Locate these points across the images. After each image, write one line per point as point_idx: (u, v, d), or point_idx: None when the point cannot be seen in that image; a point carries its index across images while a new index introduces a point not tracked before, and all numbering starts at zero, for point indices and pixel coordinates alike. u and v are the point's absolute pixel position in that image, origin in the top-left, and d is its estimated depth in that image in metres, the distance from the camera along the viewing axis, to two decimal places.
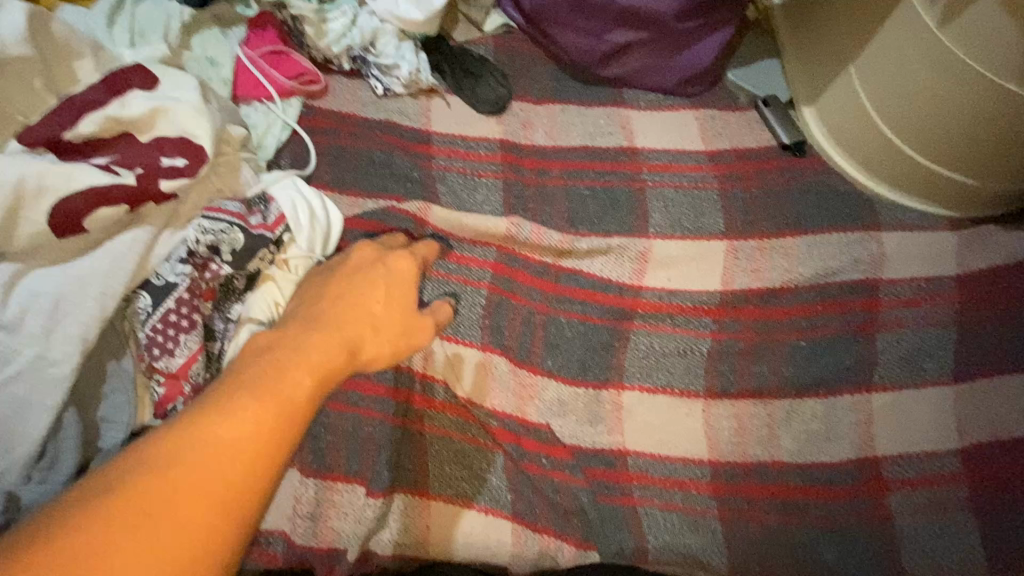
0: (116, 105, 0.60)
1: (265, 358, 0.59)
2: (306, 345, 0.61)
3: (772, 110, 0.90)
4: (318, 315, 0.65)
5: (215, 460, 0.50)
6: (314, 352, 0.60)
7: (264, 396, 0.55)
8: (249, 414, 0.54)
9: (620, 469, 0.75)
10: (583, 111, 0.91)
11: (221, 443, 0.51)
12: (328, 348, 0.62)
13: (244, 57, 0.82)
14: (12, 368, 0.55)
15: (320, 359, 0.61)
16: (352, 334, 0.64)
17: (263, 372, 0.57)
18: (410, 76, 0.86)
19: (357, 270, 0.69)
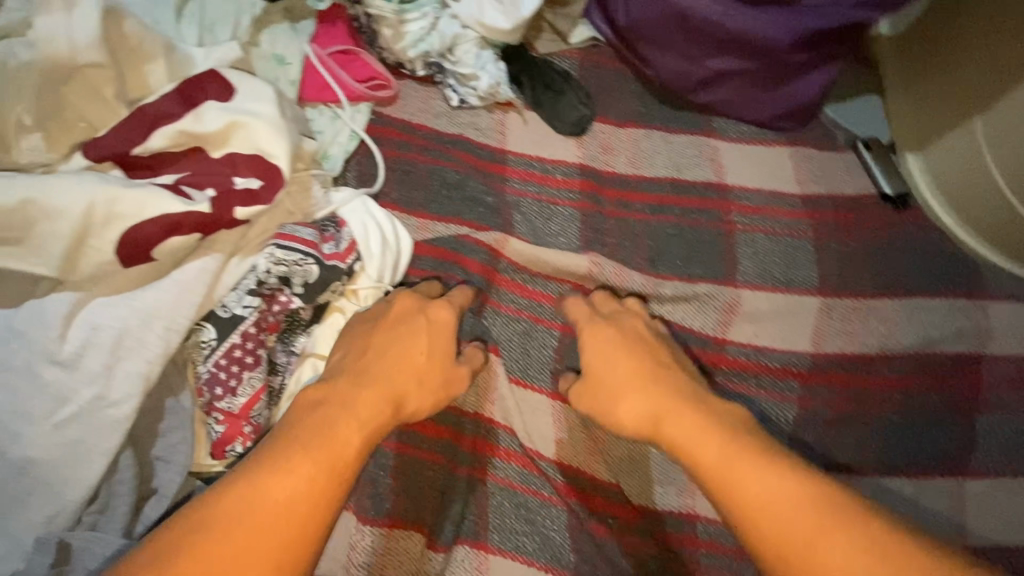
0: (191, 118, 0.55)
1: (312, 417, 0.54)
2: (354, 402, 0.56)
3: (873, 153, 0.83)
4: (362, 366, 0.60)
5: (267, 522, 0.46)
6: (363, 408, 0.55)
7: (312, 458, 0.50)
8: (302, 472, 0.49)
9: (688, 533, 0.72)
10: (669, 138, 0.84)
11: (278, 502, 0.47)
12: (380, 408, 0.57)
13: (314, 57, 0.75)
14: (68, 409, 0.50)
15: (368, 419, 0.55)
16: (398, 386, 0.59)
17: (312, 434, 0.52)
18: (489, 88, 0.79)
19: (403, 321, 0.63)
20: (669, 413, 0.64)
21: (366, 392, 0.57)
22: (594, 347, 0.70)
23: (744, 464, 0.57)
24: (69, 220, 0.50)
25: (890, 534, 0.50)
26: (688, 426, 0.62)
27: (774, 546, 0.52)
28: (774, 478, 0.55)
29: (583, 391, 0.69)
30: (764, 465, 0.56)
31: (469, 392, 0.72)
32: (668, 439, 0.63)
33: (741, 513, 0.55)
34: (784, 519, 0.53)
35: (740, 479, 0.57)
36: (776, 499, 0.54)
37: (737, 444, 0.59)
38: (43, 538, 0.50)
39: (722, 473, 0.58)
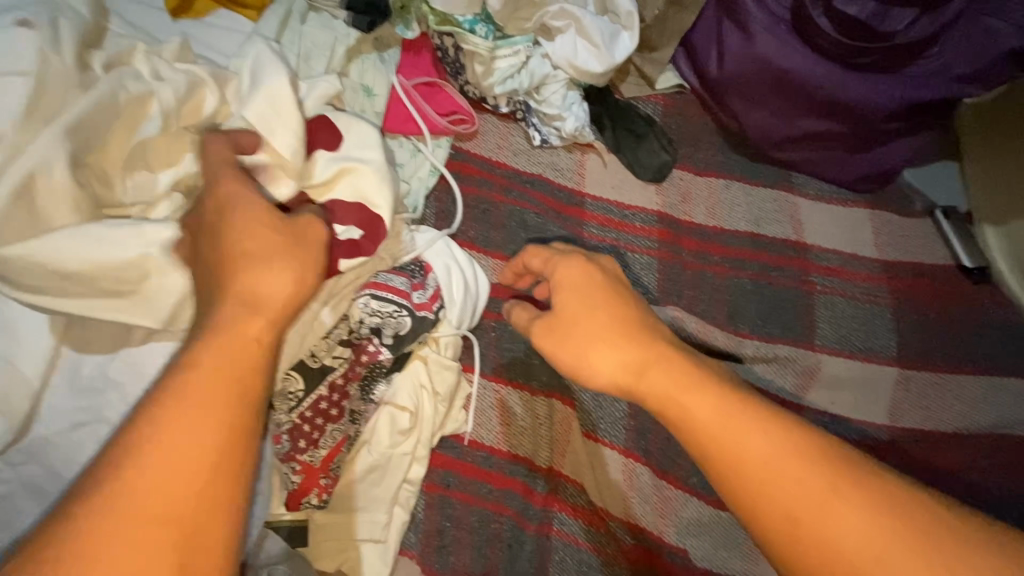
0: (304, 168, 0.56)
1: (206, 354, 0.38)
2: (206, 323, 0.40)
3: (952, 223, 0.82)
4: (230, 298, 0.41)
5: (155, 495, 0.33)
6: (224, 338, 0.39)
7: (222, 400, 0.36)
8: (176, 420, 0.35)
9: None
10: (749, 191, 0.82)
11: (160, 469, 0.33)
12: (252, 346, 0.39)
13: (401, 88, 0.72)
14: None
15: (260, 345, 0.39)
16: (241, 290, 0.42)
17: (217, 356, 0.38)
18: (574, 131, 0.78)
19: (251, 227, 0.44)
20: (652, 370, 0.42)
21: (248, 321, 0.40)
22: (565, 297, 0.48)
23: (732, 415, 0.38)
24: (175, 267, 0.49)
25: (907, 497, 0.33)
26: (669, 376, 0.42)
27: (774, 522, 0.35)
28: (776, 441, 0.36)
29: (559, 344, 0.48)
30: (768, 419, 0.37)
31: (542, 444, 0.69)
32: (657, 400, 0.42)
33: (740, 491, 0.36)
34: (791, 488, 0.34)
35: (738, 439, 0.37)
36: (780, 457, 0.35)
37: (737, 400, 0.39)
38: None
39: (717, 436, 0.38)
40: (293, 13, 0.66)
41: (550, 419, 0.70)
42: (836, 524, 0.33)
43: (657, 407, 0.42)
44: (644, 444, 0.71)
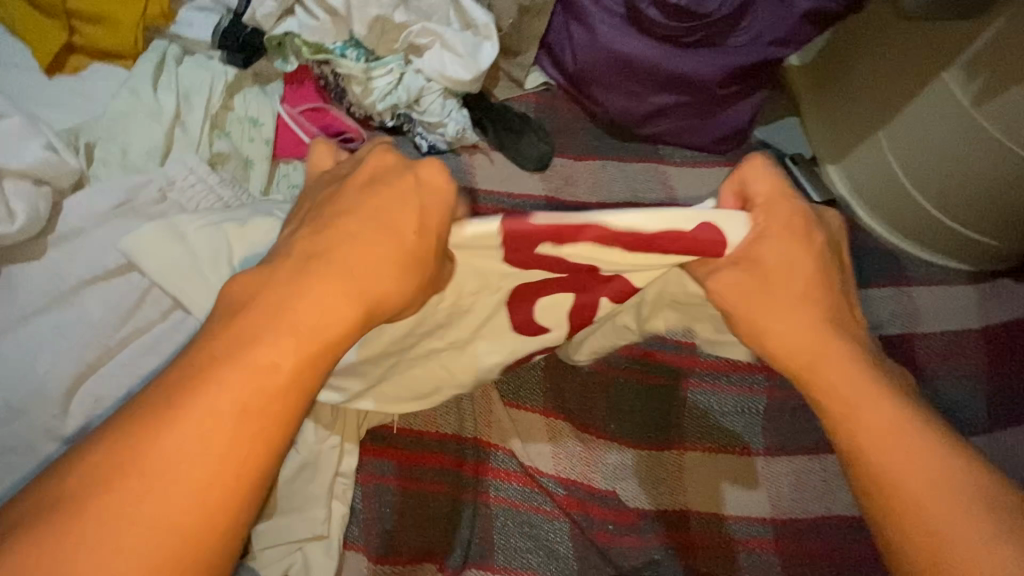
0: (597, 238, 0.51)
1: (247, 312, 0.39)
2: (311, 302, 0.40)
3: (800, 168, 0.95)
4: (272, 292, 0.40)
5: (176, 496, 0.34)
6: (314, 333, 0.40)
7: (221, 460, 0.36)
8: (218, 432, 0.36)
9: (684, 530, 0.75)
10: (624, 167, 0.92)
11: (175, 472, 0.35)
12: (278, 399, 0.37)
13: (286, 115, 0.78)
14: None
15: (284, 377, 0.38)
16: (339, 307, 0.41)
17: (236, 381, 0.37)
18: (456, 134, 0.85)
19: (391, 200, 0.43)
20: (767, 297, 0.46)
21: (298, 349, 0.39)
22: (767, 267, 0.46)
23: (869, 392, 0.43)
24: (93, 300, 0.54)
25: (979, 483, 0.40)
26: (807, 340, 0.45)
27: (867, 466, 0.42)
28: (907, 426, 0.42)
29: (740, 293, 0.47)
30: (856, 372, 0.44)
31: (466, 417, 0.74)
32: (805, 367, 0.45)
33: (859, 451, 0.43)
34: (905, 459, 0.41)
35: (885, 443, 0.42)
36: (921, 463, 0.41)
37: (859, 372, 0.44)
38: None
39: (859, 405, 0.43)
40: (167, 59, 0.70)
41: (470, 396, 0.74)
42: (890, 465, 0.41)
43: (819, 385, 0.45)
44: (562, 402, 0.77)
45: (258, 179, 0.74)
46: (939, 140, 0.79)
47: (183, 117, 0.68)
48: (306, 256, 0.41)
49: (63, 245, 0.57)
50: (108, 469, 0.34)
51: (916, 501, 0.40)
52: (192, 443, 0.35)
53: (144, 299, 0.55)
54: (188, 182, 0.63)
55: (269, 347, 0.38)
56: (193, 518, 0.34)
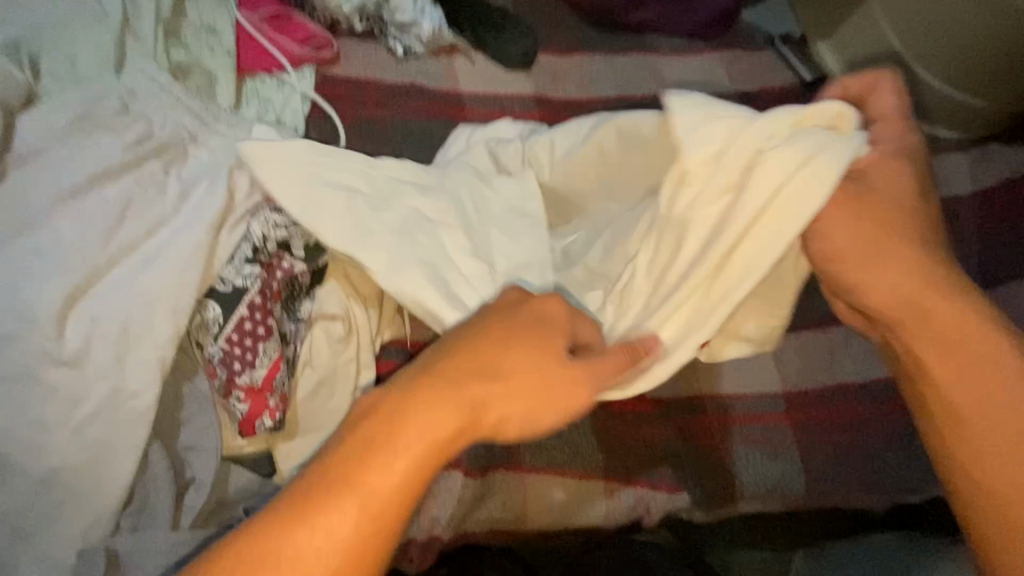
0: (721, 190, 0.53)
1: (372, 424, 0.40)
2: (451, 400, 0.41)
3: (790, 47, 0.92)
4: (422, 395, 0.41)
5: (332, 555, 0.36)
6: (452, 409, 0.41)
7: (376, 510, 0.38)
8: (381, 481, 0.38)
9: (700, 413, 0.77)
10: (611, 60, 0.88)
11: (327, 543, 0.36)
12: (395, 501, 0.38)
13: (247, 23, 0.72)
14: (85, 409, 0.47)
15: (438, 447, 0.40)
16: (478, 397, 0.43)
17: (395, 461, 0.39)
18: (432, 33, 0.80)
19: (526, 371, 0.44)
20: (878, 247, 0.48)
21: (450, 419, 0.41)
22: (878, 187, 0.50)
23: (984, 345, 0.47)
24: (71, 220, 0.50)
25: None
26: (905, 293, 0.48)
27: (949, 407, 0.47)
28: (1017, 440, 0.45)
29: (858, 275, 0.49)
30: (971, 324, 0.48)
31: None
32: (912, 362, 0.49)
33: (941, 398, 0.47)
34: (986, 417, 0.46)
35: (981, 449, 0.46)
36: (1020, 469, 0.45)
37: (979, 327, 0.48)
38: (86, 549, 0.46)
39: (966, 358, 0.47)
40: None
41: None
42: (988, 472, 0.45)
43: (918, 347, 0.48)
44: None
45: (225, 94, 0.68)
46: None
47: (133, 23, 0.61)
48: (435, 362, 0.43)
49: (23, 166, 0.51)
50: (285, 516, 0.37)
51: (1005, 499, 0.45)
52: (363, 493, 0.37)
53: (125, 217, 0.52)
54: (151, 92, 0.59)
55: (417, 420, 0.40)
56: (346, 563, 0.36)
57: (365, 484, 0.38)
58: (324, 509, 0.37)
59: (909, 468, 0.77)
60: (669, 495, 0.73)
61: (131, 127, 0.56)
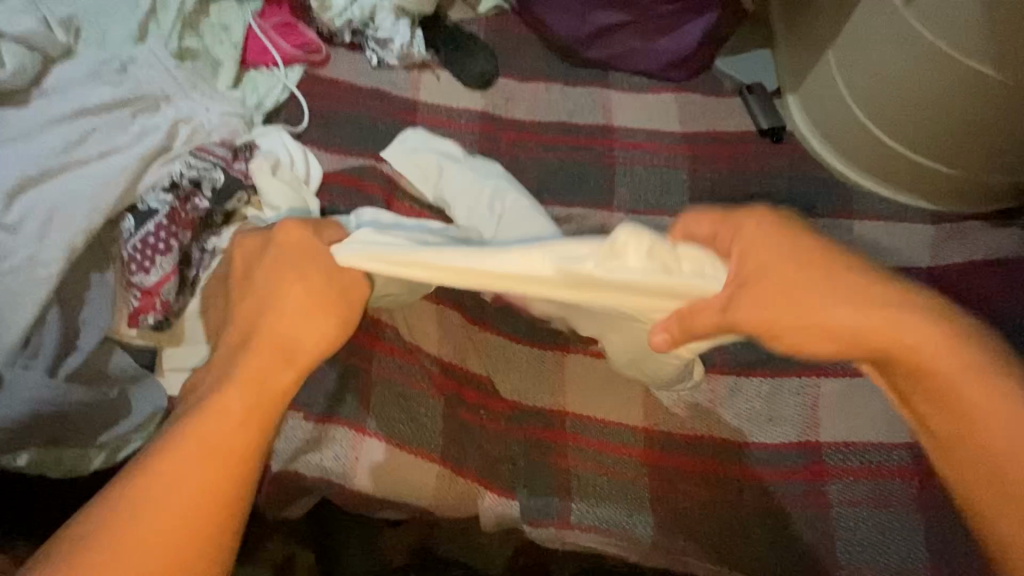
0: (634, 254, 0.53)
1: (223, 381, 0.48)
2: (244, 363, 0.49)
3: (755, 97, 0.90)
4: (240, 360, 0.49)
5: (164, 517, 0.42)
6: (255, 363, 0.49)
7: (214, 467, 0.44)
8: (201, 453, 0.44)
9: (557, 428, 0.77)
10: (566, 90, 0.94)
11: (176, 496, 0.43)
12: (244, 431, 0.46)
13: (256, 27, 0.90)
14: (7, 265, 0.64)
15: (238, 416, 0.46)
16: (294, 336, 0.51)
17: (243, 394, 0.47)
18: (402, 49, 0.92)
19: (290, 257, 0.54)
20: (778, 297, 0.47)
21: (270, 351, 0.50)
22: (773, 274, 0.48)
23: (956, 371, 0.45)
24: (51, 136, 0.69)
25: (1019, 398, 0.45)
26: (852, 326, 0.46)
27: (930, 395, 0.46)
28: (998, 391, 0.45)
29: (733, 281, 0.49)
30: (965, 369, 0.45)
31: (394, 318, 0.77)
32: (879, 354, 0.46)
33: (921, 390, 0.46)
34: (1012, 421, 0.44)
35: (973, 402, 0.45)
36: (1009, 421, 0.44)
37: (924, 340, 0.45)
38: None
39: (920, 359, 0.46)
40: None
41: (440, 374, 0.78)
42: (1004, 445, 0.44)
43: (810, 346, 0.48)
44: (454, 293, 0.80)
45: (224, 78, 0.86)
46: (889, 49, 0.73)
47: (158, 14, 0.83)
48: (261, 297, 0.53)
49: (41, 98, 0.72)
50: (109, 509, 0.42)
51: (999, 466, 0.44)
52: (160, 483, 0.43)
53: (86, 140, 0.70)
54: (148, 62, 0.78)
55: (233, 389, 0.47)
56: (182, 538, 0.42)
57: (176, 462, 0.44)
58: (147, 496, 0.43)
59: (776, 547, 0.70)
60: (498, 498, 0.74)
61: (124, 82, 0.75)
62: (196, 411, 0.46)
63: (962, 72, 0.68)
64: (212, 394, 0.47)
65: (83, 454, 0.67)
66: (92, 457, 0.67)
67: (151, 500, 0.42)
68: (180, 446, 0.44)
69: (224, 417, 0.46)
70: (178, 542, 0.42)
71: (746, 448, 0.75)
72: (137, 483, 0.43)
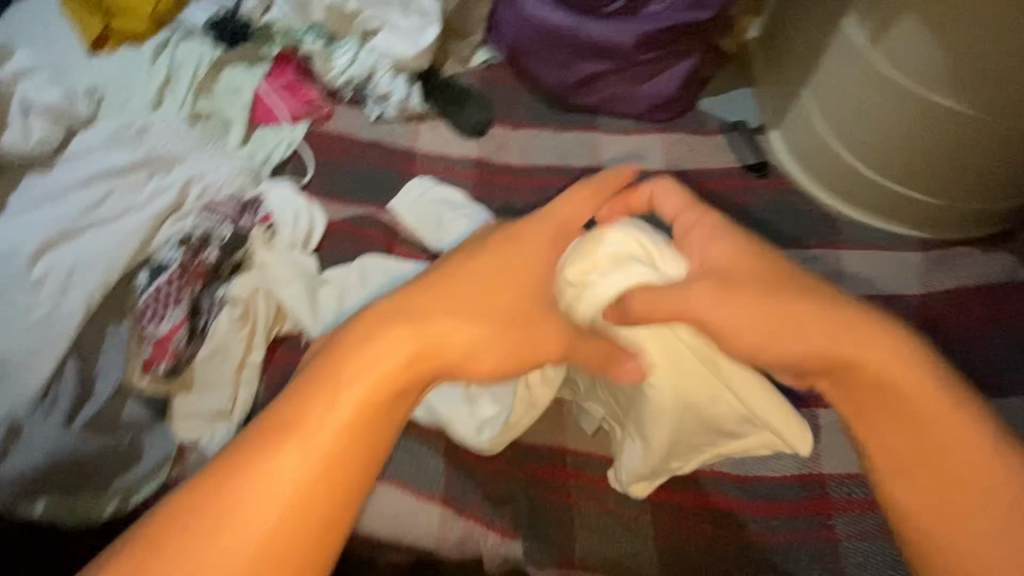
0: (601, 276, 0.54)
1: (339, 344, 0.40)
2: (371, 337, 0.40)
3: (738, 135, 0.94)
4: (361, 323, 0.41)
5: (272, 502, 0.34)
6: (385, 340, 0.40)
7: (330, 454, 0.36)
8: (317, 434, 0.36)
9: (558, 465, 0.78)
10: (556, 135, 0.98)
11: (281, 482, 0.35)
12: (363, 415, 0.38)
13: (263, 89, 0.96)
14: (29, 320, 0.68)
15: (362, 399, 0.38)
16: (432, 320, 0.43)
17: (360, 374, 0.38)
18: (400, 103, 0.98)
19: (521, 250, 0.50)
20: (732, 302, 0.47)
21: (403, 326, 0.41)
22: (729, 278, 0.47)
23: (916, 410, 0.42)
24: (74, 198, 0.74)
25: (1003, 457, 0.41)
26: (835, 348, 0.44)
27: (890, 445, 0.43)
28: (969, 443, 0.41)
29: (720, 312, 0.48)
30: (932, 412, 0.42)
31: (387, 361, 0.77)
32: (837, 362, 0.43)
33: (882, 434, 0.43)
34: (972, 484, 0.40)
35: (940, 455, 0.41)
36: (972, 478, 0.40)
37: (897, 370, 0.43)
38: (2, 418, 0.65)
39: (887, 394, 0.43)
40: (170, 39, 0.93)
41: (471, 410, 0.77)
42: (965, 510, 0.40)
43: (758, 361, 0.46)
44: None
45: (234, 135, 0.91)
46: (861, 86, 0.76)
47: (174, 83, 0.90)
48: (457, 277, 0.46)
49: (65, 163, 0.77)
50: (203, 488, 0.35)
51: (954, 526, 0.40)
52: (247, 530, 0.34)
53: (105, 200, 0.75)
54: (163, 126, 0.84)
55: (355, 361, 0.39)
56: (286, 536, 0.34)
57: (285, 446, 0.36)
58: (253, 474, 0.35)
59: None
60: (501, 539, 0.72)
61: (140, 146, 0.81)
62: (311, 382, 0.38)
63: (931, 106, 0.71)
64: (323, 368, 0.39)
65: (96, 500, 0.67)
66: (105, 503, 0.67)
67: (255, 488, 0.35)
68: (292, 423, 0.36)
69: (343, 398, 0.37)
70: (284, 544, 0.34)
71: (748, 483, 0.75)
72: (240, 460, 0.35)
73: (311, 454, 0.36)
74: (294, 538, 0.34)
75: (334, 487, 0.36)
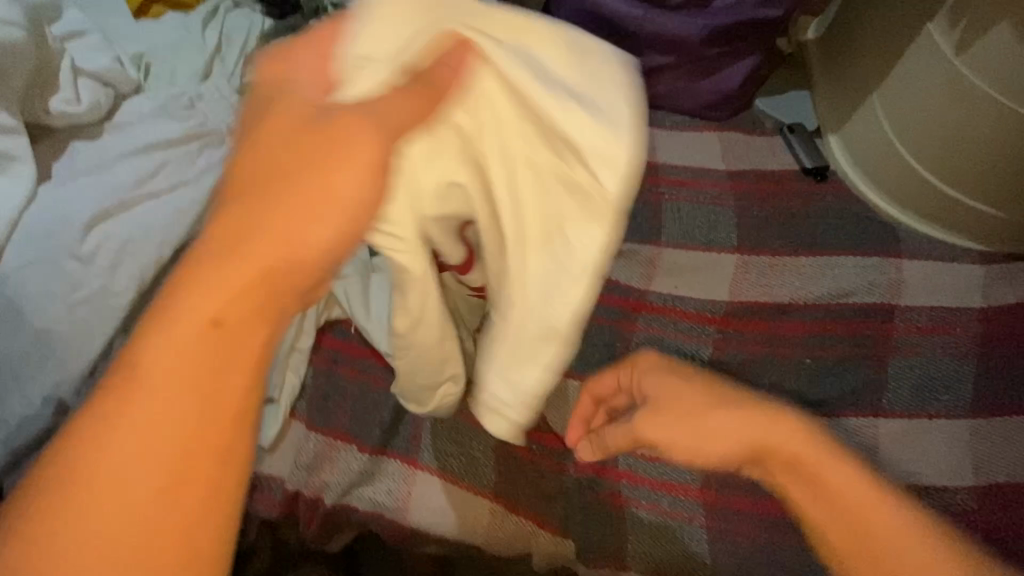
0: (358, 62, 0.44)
1: (179, 281, 0.34)
2: (214, 262, 0.34)
3: (797, 136, 0.92)
4: (214, 239, 0.35)
5: (149, 469, 0.32)
6: (231, 260, 0.34)
7: (195, 404, 0.33)
8: (178, 384, 0.33)
9: (610, 465, 0.75)
10: None
11: (146, 444, 0.32)
12: (228, 354, 0.34)
13: None
14: (80, 294, 0.65)
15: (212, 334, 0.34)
16: (279, 220, 0.35)
17: (215, 304, 0.34)
18: None
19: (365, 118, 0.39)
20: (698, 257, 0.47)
21: (255, 238, 0.35)
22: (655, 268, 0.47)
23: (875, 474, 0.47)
24: (125, 168, 0.71)
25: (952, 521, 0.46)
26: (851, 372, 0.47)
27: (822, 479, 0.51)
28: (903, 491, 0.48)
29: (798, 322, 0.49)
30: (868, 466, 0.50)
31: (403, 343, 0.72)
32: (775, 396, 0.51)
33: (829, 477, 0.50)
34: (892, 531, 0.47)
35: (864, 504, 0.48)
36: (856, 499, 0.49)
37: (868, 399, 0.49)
38: (49, 395, 0.62)
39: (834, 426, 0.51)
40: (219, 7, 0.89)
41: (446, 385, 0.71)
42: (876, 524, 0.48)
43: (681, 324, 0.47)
44: None
45: None
46: (938, 94, 0.76)
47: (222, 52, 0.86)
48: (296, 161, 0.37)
49: (113, 132, 0.74)
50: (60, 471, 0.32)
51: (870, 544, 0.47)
52: (127, 495, 0.32)
53: (158, 172, 0.72)
54: (213, 98, 0.80)
55: (197, 295, 0.34)
56: (167, 501, 0.32)
57: (139, 406, 0.33)
58: (109, 445, 0.32)
59: None
60: (552, 537, 0.74)
61: (191, 117, 0.77)
62: (146, 330, 0.34)
63: (1011, 119, 0.71)
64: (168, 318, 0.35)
65: None
66: None
67: (115, 456, 0.32)
68: (142, 381, 0.33)
69: (192, 336, 0.34)
70: (164, 508, 0.32)
71: None
72: (96, 432, 0.33)
73: (164, 408, 0.33)
74: (181, 496, 0.33)
75: (209, 438, 0.33)
